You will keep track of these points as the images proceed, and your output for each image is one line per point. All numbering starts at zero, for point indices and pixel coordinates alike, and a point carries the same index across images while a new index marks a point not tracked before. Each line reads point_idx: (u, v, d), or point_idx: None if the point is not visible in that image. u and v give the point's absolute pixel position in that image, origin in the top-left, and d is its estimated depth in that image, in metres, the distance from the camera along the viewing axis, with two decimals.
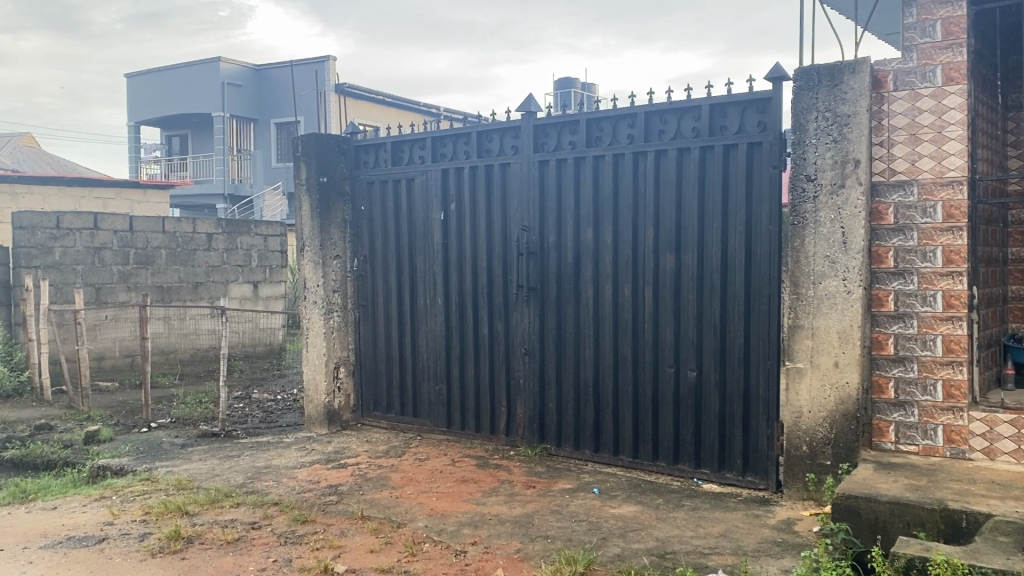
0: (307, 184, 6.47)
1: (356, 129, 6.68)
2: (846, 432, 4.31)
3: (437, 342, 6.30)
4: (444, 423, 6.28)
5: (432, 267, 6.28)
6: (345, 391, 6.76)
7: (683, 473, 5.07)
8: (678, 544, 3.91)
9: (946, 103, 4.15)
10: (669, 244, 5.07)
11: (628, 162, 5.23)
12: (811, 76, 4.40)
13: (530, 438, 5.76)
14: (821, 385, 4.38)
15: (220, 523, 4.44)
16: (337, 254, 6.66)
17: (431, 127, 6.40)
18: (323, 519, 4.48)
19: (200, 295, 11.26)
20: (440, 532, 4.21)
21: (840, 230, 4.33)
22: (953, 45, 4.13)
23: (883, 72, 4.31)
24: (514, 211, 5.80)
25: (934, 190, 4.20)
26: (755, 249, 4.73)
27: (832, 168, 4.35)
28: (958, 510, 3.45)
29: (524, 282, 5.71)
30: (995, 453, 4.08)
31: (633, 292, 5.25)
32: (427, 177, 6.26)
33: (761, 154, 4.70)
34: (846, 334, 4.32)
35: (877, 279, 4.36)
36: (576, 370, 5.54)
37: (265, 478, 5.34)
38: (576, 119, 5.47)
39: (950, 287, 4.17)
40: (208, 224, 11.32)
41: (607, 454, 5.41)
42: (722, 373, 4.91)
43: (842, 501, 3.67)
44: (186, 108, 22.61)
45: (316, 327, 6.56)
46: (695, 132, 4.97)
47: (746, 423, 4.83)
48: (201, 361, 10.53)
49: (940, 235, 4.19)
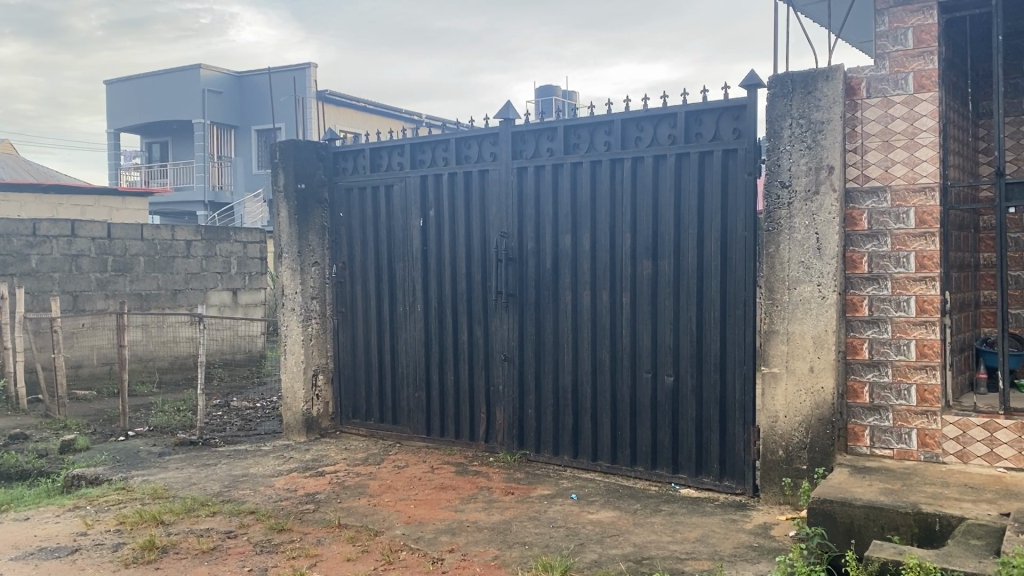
0: (286, 191, 6.44)
1: (335, 136, 6.68)
2: (822, 437, 4.33)
3: (416, 349, 6.28)
4: (423, 430, 6.26)
5: (410, 273, 6.27)
6: (324, 399, 6.73)
7: (661, 478, 5.08)
8: (655, 550, 3.91)
9: (918, 110, 4.20)
10: (647, 250, 5.10)
11: (606, 168, 5.25)
12: (785, 83, 4.43)
13: (509, 445, 5.75)
14: (796, 390, 4.41)
15: (195, 533, 4.41)
16: (315, 261, 6.64)
17: (409, 134, 6.40)
18: (300, 528, 4.45)
19: (179, 302, 11.18)
20: (417, 540, 4.19)
21: (814, 235, 4.37)
22: (924, 52, 4.18)
23: (856, 79, 4.36)
24: (492, 218, 5.80)
25: (907, 196, 4.24)
26: (730, 255, 4.76)
27: (806, 175, 4.39)
28: (931, 514, 3.47)
29: (503, 288, 5.71)
30: (968, 457, 4.11)
31: (611, 298, 5.26)
32: (405, 184, 6.26)
33: (736, 161, 4.73)
34: (821, 339, 4.35)
35: (851, 285, 4.39)
36: (555, 376, 5.54)
37: (242, 487, 5.30)
38: (553, 126, 5.49)
39: (923, 292, 4.21)
40: (187, 231, 11.25)
41: (585, 460, 5.41)
42: (699, 379, 4.92)
43: (817, 506, 3.70)
44: (167, 114, 22.49)
45: (295, 335, 6.53)
46: (671, 139, 5.00)
47: (723, 429, 4.85)
48: (181, 369, 10.46)
49: (913, 241, 4.23)
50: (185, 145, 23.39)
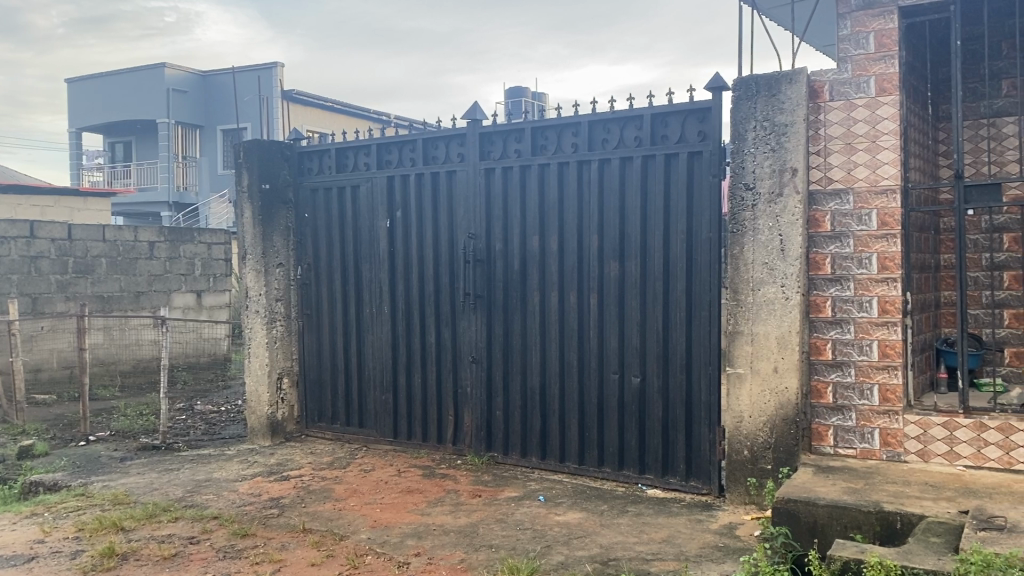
0: (249, 191, 6.37)
1: (301, 136, 6.62)
2: (786, 437, 4.36)
3: (383, 351, 6.23)
4: (390, 433, 6.21)
5: (377, 275, 6.23)
6: (289, 402, 6.66)
7: (628, 478, 5.09)
8: (621, 551, 3.92)
9: (879, 113, 4.25)
10: (614, 251, 5.11)
11: (573, 170, 5.26)
12: (749, 86, 4.47)
13: (477, 447, 5.72)
14: (760, 391, 4.44)
15: (156, 539, 4.34)
16: (280, 262, 6.58)
17: (376, 134, 6.36)
18: (263, 533, 4.39)
19: (142, 305, 11.02)
20: (383, 544, 4.16)
21: (778, 237, 4.40)
22: (885, 56, 4.24)
23: (819, 82, 4.40)
24: (460, 219, 5.78)
25: (869, 198, 4.29)
26: (696, 256, 4.78)
27: (770, 177, 4.42)
28: (892, 512, 3.51)
29: (471, 290, 5.70)
30: (928, 455, 4.16)
31: (579, 300, 5.27)
32: (372, 185, 6.22)
33: (701, 163, 4.76)
34: (784, 340, 4.38)
35: (814, 286, 4.44)
36: (523, 377, 5.54)
37: (204, 492, 5.23)
38: (521, 127, 5.48)
39: (885, 293, 4.26)
40: (150, 232, 11.09)
41: (553, 461, 5.41)
42: (665, 379, 4.94)
43: (782, 506, 3.73)
44: (130, 114, 22.18)
45: (259, 338, 6.46)
46: (638, 141, 5.02)
47: (689, 429, 4.87)
48: (144, 373, 10.30)
49: (875, 242, 4.28)
50: (149, 145, 23.06)
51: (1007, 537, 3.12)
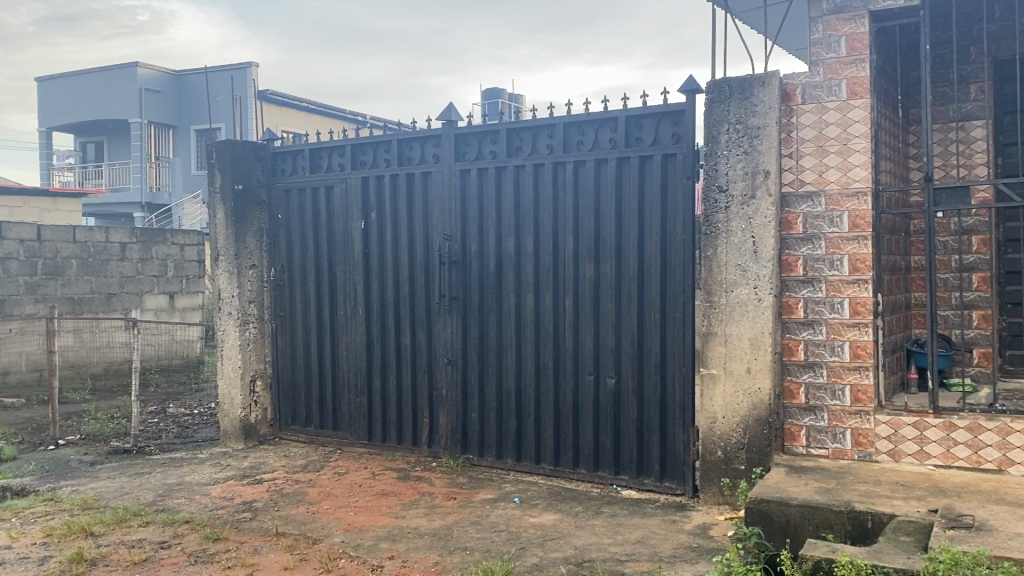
0: (222, 192, 6.33)
1: (274, 136, 6.57)
2: (759, 438, 4.39)
3: (358, 353, 6.20)
4: (365, 436, 6.18)
5: (351, 276, 6.20)
6: (263, 404, 6.61)
7: (603, 480, 5.10)
8: (596, 552, 3.92)
9: (851, 116, 4.29)
10: (589, 253, 5.12)
11: (548, 171, 5.26)
12: (722, 89, 4.49)
13: (452, 450, 5.70)
14: (734, 392, 4.46)
15: (126, 544, 4.28)
16: (253, 264, 6.53)
17: (350, 134, 6.34)
18: (236, 537, 4.35)
19: (114, 307, 10.89)
20: (357, 547, 4.13)
21: (750, 239, 4.43)
22: (857, 60, 4.28)
23: (791, 85, 4.44)
24: (435, 220, 5.77)
25: (841, 201, 4.32)
26: (670, 258, 4.80)
27: (742, 180, 4.45)
28: (864, 512, 3.54)
29: (446, 291, 5.68)
30: (899, 455, 4.20)
31: (554, 301, 5.27)
32: (347, 185, 6.19)
33: (675, 165, 4.78)
34: (757, 341, 4.41)
35: (787, 287, 4.47)
36: (498, 379, 5.53)
37: (176, 495, 5.17)
38: (496, 129, 5.47)
39: (856, 294, 4.30)
40: (122, 233, 10.97)
41: (528, 463, 5.40)
42: (640, 380, 4.96)
43: (755, 506, 3.76)
44: (102, 114, 21.92)
45: (232, 340, 6.41)
46: (612, 143, 5.03)
47: (663, 430, 4.89)
48: (115, 376, 10.19)
49: (846, 244, 4.32)
50: (121, 145, 22.81)
51: (975, 535, 3.16)
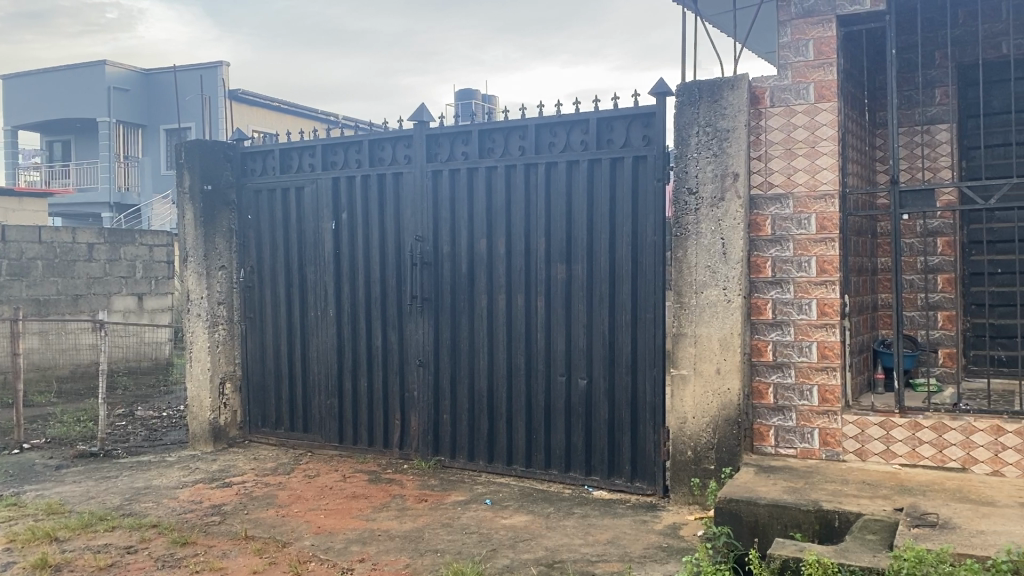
0: (191, 192, 6.29)
1: (244, 136, 6.52)
2: (728, 437, 4.43)
3: (328, 354, 6.16)
4: (335, 439, 6.14)
5: (322, 278, 6.16)
6: (232, 407, 6.56)
7: (575, 481, 5.11)
8: (566, 553, 3.93)
9: (818, 119, 4.33)
10: (561, 254, 5.13)
11: (520, 173, 5.27)
12: (692, 91, 4.53)
13: (424, 452, 5.68)
14: (703, 392, 4.50)
15: (92, 549, 4.22)
16: (222, 265, 6.47)
17: (321, 135, 6.30)
18: (204, 541, 4.31)
19: (80, 308, 10.72)
20: (327, 550, 4.11)
21: (720, 241, 4.46)
22: (824, 64, 4.33)
23: (760, 88, 4.48)
24: (406, 221, 5.75)
25: (808, 203, 4.37)
26: (641, 259, 4.83)
27: (712, 182, 4.48)
28: (831, 511, 3.58)
29: (417, 293, 5.66)
30: (866, 454, 4.25)
31: (526, 303, 5.28)
32: (317, 186, 6.15)
33: (646, 167, 4.81)
34: (726, 341, 4.44)
35: (755, 288, 4.51)
36: (470, 380, 5.52)
37: (143, 499, 5.11)
38: (468, 130, 5.47)
39: (824, 295, 4.34)
40: (89, 234, 10.81)
41: (500, 465, 5.40)
42: (611, 381, 4.97)
43: (724, 506, 3.79)
44: (69, 112, 21.61)
45: (200, 342, 6.35)
46: (584, 145, 5.05)
47: (634, 431, 4.91)
48: (82, 378, 10.03)
49: (814, 246, 4.37)
50: (89, 144, 22.49)
51: (938, 533, 3.21)
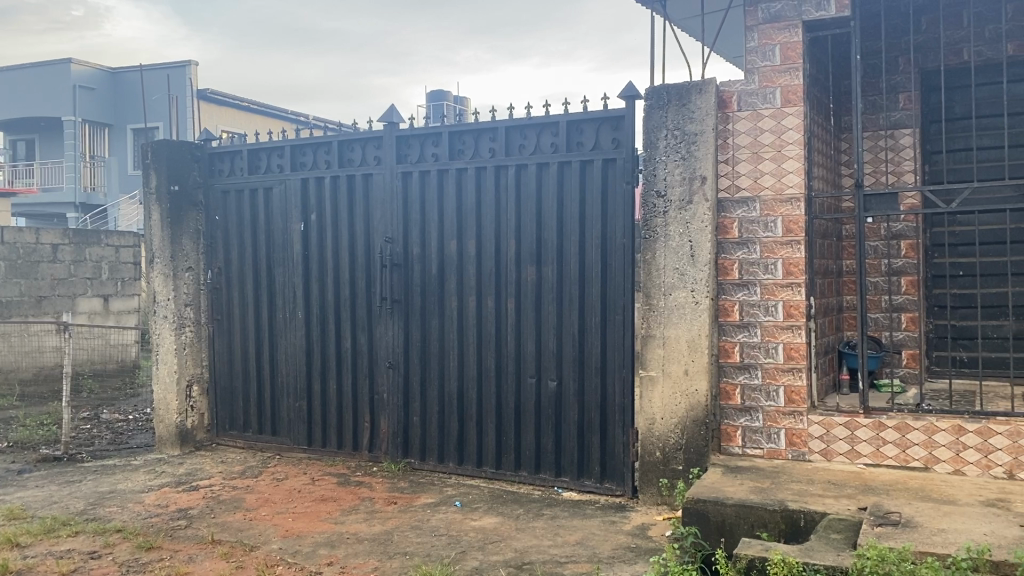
0: (157, 193, 6.22)
1: (211, 136, 6.46)
2: (696, 438, 4.46)
3: (297, 357, 6.12)
4: (304, 442, 6.10)
5: (291, 280, 6.12)
6: (199, 410, 6.49)
7: (545, 482, 5.12)
8: (535, 554, 3.94)
9: (784, 123, 4.38)
10: (531, 256, 5.14)
11: (490, 175, 5.27)
12: (661, 95, 4.56)
13: (394, 454, 5.66)
14: (672, 392, 4.53)
15: (54, 555, 4.16)
16: (189, 266, 6.41)
17: (289, 135, 6.26)
18: (170, 545, 4.26)
19: (45, 310, 10.53)
20: (295, 554, 4.08)
21: (688, 243, 4.50)
22: (790, 69, 4.38)
23: (727, 93, 4.52)
24: (376, 223, 5.73)
25: (775, 206, 4.42)
26: (610, 261, 4.85)
27: (680, 185, 4.52)
28: (797, 510, 3.62)
29: (387, 294, 5.64)
30: (831, 454, 4.31)
31: (496, 305, 5.28)
32: (286, 186, 6.12)
33: (615, 170, 4.84)
34: (694, 343, 4.48)
35: (723, 290, 4.55)
36: (440, 382, 5.51)
37: (108, 504, 5.04)
38: (438, 131, 5.46)
39: (790, 297, 4.39)
40: (54, 235, 10.63)
41: (470, 467, 5.40)
42: (581, 383, 4.99)
43: (692, 506, 3.82)
44: (33, 111, 21.27)
45: (167, 344, 6.29)
46: (554, 148, 5.07)
47: (604, 432, 4.93)
48: (46, 381, 9.86)
49: (780, 248, 4.42)
50: (54, 143, 22.13)
51: (901, 531, 3.26)
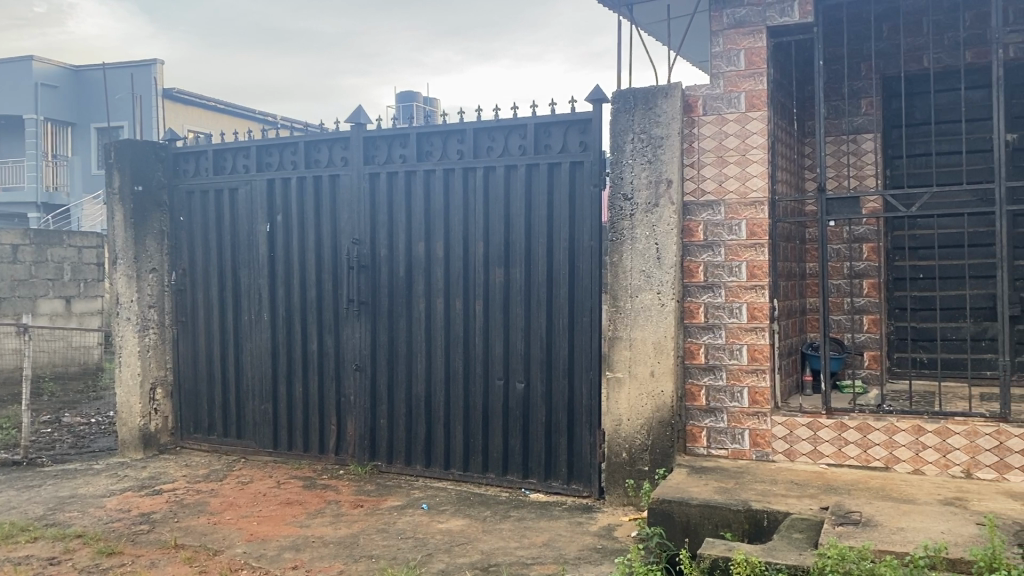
0: (121, 193, 6.14)
1: (176, 136, 6.39)
2: (662, 439, 4.50)
3: (263, 359, 6.07)
4: (270, 444, 6.05)
5: (257, 281, 6.07)
6: (163, 413, 6.41)
7: (512, 484, 5.13)
8: (502, 556, 3.95)
9: (749, 128, 4.44)
10: (498, 258, 5.15)
11: (458, 177, 5.27)
12: (628, 98, 4.60)
13: (360, 457, 5.63)
14: (638, 394, 4.56)
15: (12, 561, 4.09)
16: (153, 268, 6.33)
17: (256, 135, 6.21)
18: (132, 550, 4.21)
19: (4, 312, 10.34)
20: (259, 558, 4.05)
21: (654, 246, 4.54)
22: (755, 73, 4.43)
23: (693, 97, 4.57)
24: (343, 224, 5.70)
25: (739, 209, 4.47)
26: (578, 263, 4.88)
27: (647, 188, 4.56)
28: (761, 510, 3.66)
29: (354, 296, 5.62)
30: (794, 454, 4.36)
31: (464, 307, 5.28)
32: (252, 187, 6.07)
33: (583, 172, 4.86)
34: (660, 345, 4.51)
35: (688, 293, 4.59)
36: (407, 384, 5.50)
37: (68, 509, 4.96)
38: (406, 133, 5.45)
39: (754, 299, 4.45)
40: (14, 235, 10.44)
41: (437, 469, 5.39)
42: (548, 385, 5.01)
43: (657, 507, 3.85)
44: None
45: (130, 346, 6.21)
46: (521, 150, 5.08)
47: (571, 433, 4.95)
48: (5, 385, 9.67)
49: (745, 251, 4.47)
50: (15, 142, 21.74)
51: (861, 531, 3.31)
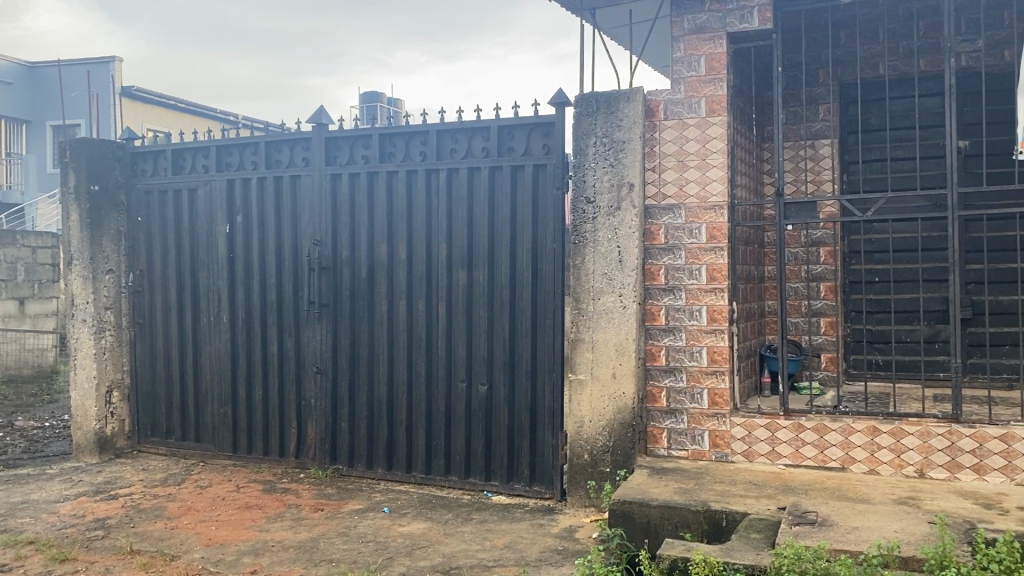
0: (76, 193, 6.04)
1: (134, 135, 6.30)
2: (624, 440, 4.53)
3: (221, 362, 6.00)
4: (229, 448, 5.97)
5: (216, 282, 6.00)
6: (120, 416, 6.31)
7: (474, 486, 5.12)
8: (463, 559, 3.94)
9: (709, 133, 4.49)
10: (461, 261, 5.15)
11: (421, 179, 5.26)
12: (590, 102, 4.63)
13: (321, 460, 5.59)
14: (600, 395, 4.59)
15: None
16: (109, 269, 6.23)
17: (215, 135, 6.14)
18: (85, 557, 4.13)
19: None
20: (217, 562, 4.00)
21: (616, 249, 4.57)
22: (714, 79, 4.49)
23: (654, 101, 4.61)
24: (304, 225, 5.66)
25: (699, 213, 4.52)
26: (540, 266, 4.89)
27: (609, 192, 4.59)
28: (719, 510, 3.70)
29: (316, 298, 5.58)
30: (753, 455, 4.42)
31: (426, 308, 5.27)
32: (211, 187, 6.00)
33: (546, 175, 4.88)
34: (622, 347, 4.55)
35: (650, 295, 4.63)
36: (369, 386, 5.47)
37: (20, 515, 4.86)
38: (368, 134, 5.43)
39: (714, 302, 4.50)
40: None
41: (399, 472, 5.37)
42: (511, 387, 5.02)
43: (618, 508, 3.88)
44: None
45: (86, 348, 6.11)
46: (485, 152, 5.09)
47: (534, 436, 4.96)
48: None
49: (704, 254, 4.51)
50: None
51: (817, 530, 3.36)
